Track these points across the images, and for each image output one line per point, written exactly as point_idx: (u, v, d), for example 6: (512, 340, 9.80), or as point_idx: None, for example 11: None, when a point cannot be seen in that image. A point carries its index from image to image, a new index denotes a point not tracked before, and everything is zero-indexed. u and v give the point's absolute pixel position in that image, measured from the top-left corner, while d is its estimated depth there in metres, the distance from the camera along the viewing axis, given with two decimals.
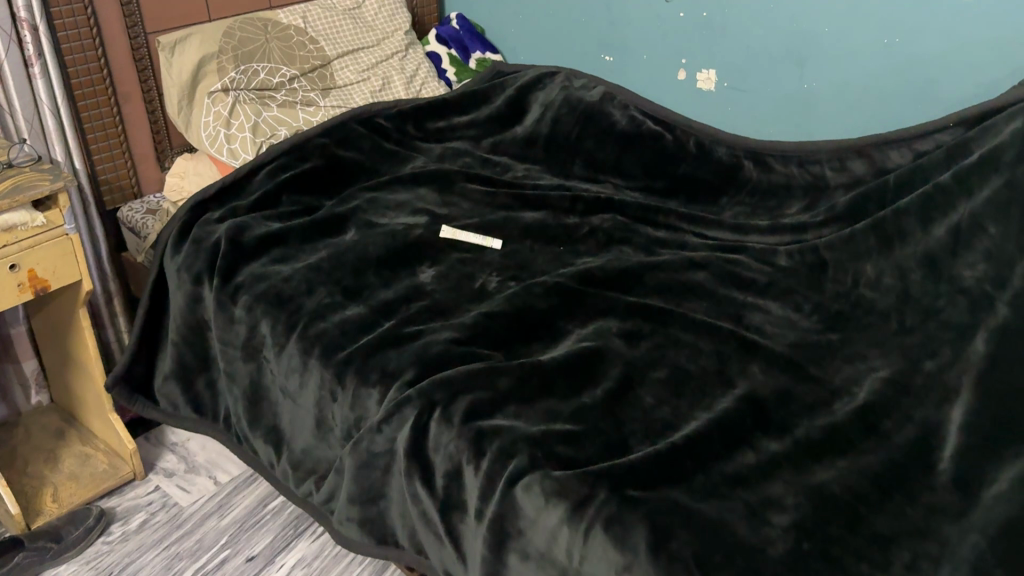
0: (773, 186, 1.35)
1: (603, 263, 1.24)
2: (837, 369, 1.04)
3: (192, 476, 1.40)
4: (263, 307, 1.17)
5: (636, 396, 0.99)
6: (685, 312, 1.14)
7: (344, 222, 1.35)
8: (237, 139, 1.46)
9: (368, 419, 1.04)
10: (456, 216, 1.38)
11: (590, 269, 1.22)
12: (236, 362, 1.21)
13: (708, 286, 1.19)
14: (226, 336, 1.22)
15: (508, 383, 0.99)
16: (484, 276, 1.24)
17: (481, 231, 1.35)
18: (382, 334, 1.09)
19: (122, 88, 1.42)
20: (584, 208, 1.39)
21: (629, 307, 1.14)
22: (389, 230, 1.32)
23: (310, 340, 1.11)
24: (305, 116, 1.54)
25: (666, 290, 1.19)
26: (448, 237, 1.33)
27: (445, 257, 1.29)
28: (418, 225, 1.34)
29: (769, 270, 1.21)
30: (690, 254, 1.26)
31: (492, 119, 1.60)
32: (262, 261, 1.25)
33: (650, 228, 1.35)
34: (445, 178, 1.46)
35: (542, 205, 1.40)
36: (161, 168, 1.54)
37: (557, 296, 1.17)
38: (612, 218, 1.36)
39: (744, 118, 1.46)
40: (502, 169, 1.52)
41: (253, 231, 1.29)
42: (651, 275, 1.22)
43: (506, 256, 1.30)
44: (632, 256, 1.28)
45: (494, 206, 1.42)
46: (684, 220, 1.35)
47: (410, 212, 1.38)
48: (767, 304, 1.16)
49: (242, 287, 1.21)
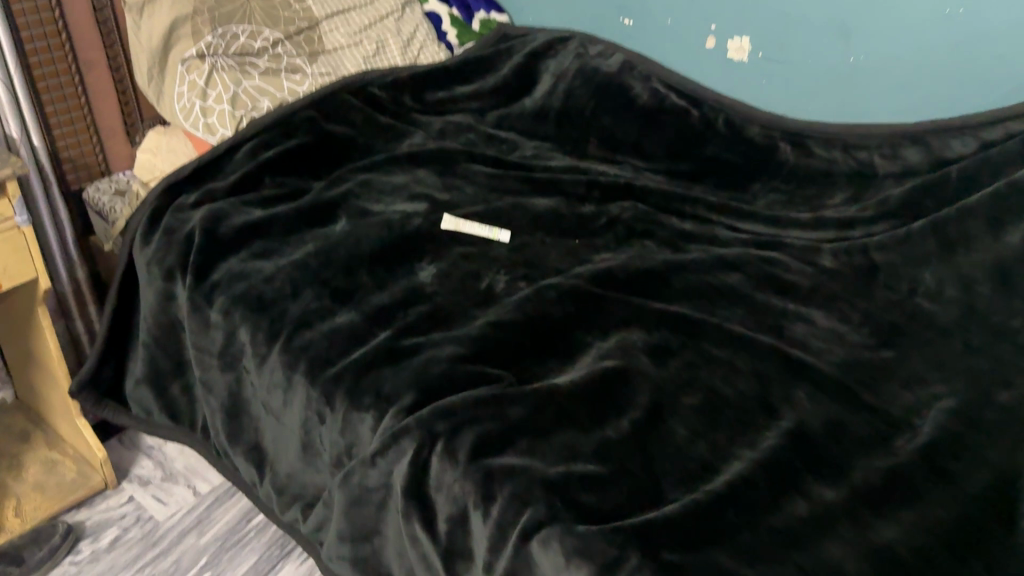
0: (813, 172, 1.22)
1: (623, 261, 1.11)
2: (894, 395, 0.92)
3: (168, 485, 1.28)
4: (242, 312, 1.04)
5: (666, 428, 0.86)
6: (718, 321, 1.01)
7: (332, 209, 1.21)
8: (214, 112, 1.31)
9: (361, 448, 0.92)
10: (458, 203, 1.25)
11: (608, 268, 1.09)
12: (213, 371, 1.08)
13: (742, 290, 1.06)
14: (200, 341, 1.08)
15: (521, 413, 0.86)
16: (490, 275, 1.11)
17: (486, 221, 1.21)
18: (376, 348, 0.96)
19: (84, 54, 1.26)
20: (600, 195, 1.25)
21: (655, 315, 1.01)
22: (383, 220, 1.18)
23: (295, 352, 0.98)
24: (290, 86, 1.39)
25: (695, 296, 1.06)
26: (450, 228, 1.19)
27: (446, 251, 1.15)
28: (417, 214, 1.20)
29: (811, 271, 1.08)
30: (722, 252, 1.13)
31: (498, 90, 1.45)
32: (241, 256, 1.11)
33: (674, 219, 1.21)
34: (445, 158, 1.32)
35: (553, 191, 1.27)
36: (131, 143, 1.39)
37: (572, 302, 1.04)
38: (631, 207, 1.22)
39: (779, 95, 1.31)
40: (509, 147, 1.38)
41: (230, 221, 1.16)
42: (678, 276, 1.09)
43: (515, 251, 1.16)
44: (656, 251, 1.14)
45: (501, 191, 1.28)
46: (711, 210, 1.21)
47: (407, 198, 1.24)
48: (810, 313, 1.03)
49: (219, 287, 1.08)
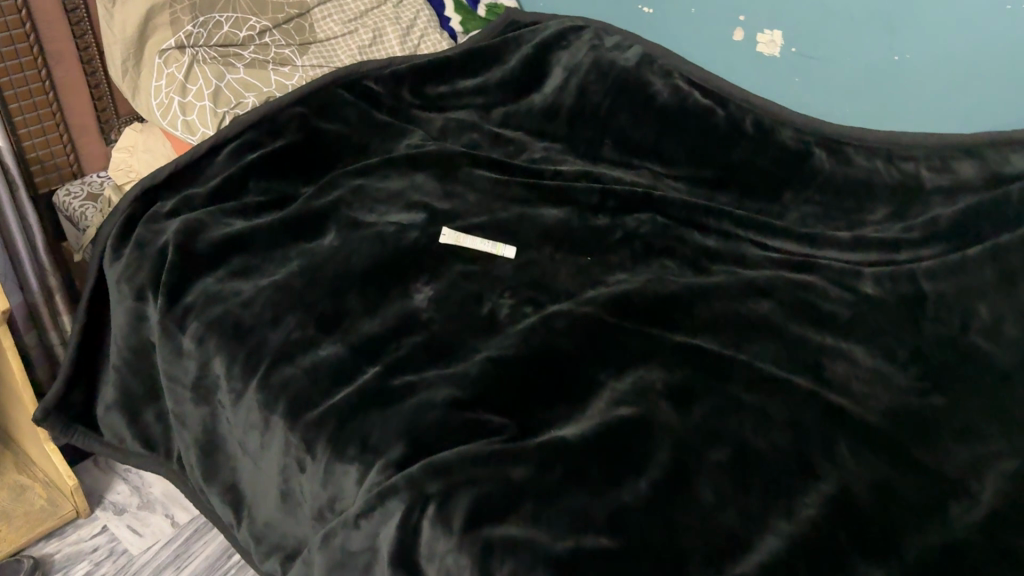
0: (852, 182, 1.11)
1: (640, 283, 1.00)
2: (949, 450, 0.82)
3: (145, 515, 1.19)
4: (218, 341, 0.94)
5: (690, 491, 0.76)
6: (746, 359, 0.90)
7: (321, 220, 1.10)
8: (194, 110, 1.20)
9: (344, 503, 0.82)
10: (459, 213, 1.13)
11: (623, 293, 0.98)
12: (187, 404, 0.98)
13: (773, 321, 0.96)
14: (173, 370, 0.98)
15: (524, 473, 0.75)
16: (493, 298, 1.00)
17: (489, 234, 1.10)
18: (363, 388, 0.85)
19: (51, 46, 1.15)
20: (615, 206, 1.14)
21: (676, 350, 0.91)
22: (377, 233, 1.07)
23: (273, 391, 0.88)
24: (278, 79, 1.27)
25: (720, 328, 0.95)
26: (449, 242, 1.08)
27: (445, 268, 1.04)
28: (414, 226, 1.10)
29: (851, 299, 0.98)
30: (751, 275, 1.02)
31: (505, 84, 1.34)
32: (218, 274, 1.01)
33: (697, 234, 1.10)
34: (446, 161, 1.20)
35: (564, 200, 1.15)
36: (105, 141, 1.28)
37: (584, 333, 0.93)
38: (649, 220, 1.11)
39: (815, 95, 1.19)
40: (517, 149, 1.26)
41: (209, 234, 1.05)
42: (701, 304, 0.98)
43: (520, 269, 1.05)
44: (677, 273, 1.03)
45: (506, 200, 1.16)
46: (738, 224, 1.10)
47: (403, 208, 1.13)
48: (851, 350, 0.93)
49: (193, 310, 0.97)
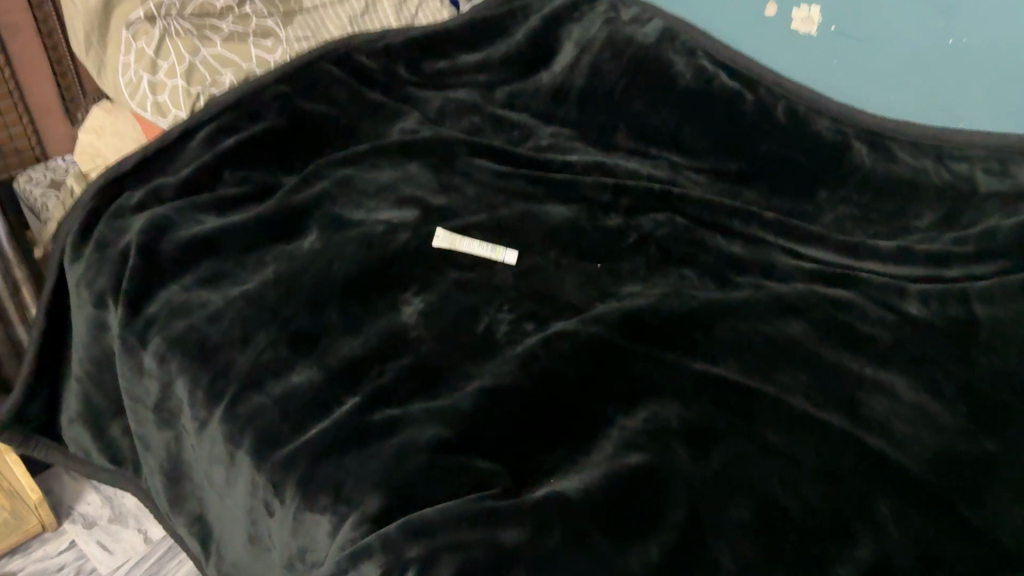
0: (896, 181, 1.00)
1: (655, 298, 0.90)
2: (1004, 508, 0.72)
3: (116, 529, 1.11)
4: (180, 360, 0.84)
5: (708, 558, 0.65)
6: (774, 391, 0.80)
7: (300, 218, 0.99)
8: (165, 89, 1.08)
9: (315, 557, 0.72)
10: (455, 210, 1.02)
11: (634, 311, 0.88)
12: (150, 426, 0.89)
13: (804, 345, 0.85)
14: (134, 390, 0.89)
15: (517, 536, 0.65)
16: (490, 313, 0.90)
17: (488, 235, 0.99)
18: (338, 424, 0.75)
19: (5, 19, 1.02)
20: (628, 205, 1.03)
21: (694, 381, 0.80)
22: (363, 235, 0.97)
23: (239, 422, 0.78)
24: (259, 54, 1.15)
25: (744, 352, 0.84)
26: (444, 246, 0.97)
27: (438, 276, 0.93)
28: (404, 226, 0.99)
29: (893, 321, 0.88)
30: (780, 290, 0.91)
31: (509, 60, 1.22)
32: (186, 281, 0.90)
33: (719, 238, 0.98)
34: (444, 149, 1.09)
35: (572, 197, 1.04)
36: (70, 122, 1.17)
37: (589, 358, 0.82)
38: (665, 222, 1.00)
39: (854, 80, 1.07)
40: (521, 134, 1.15)
41: (177, 233, 0.95)
42: (723, 323, 0.87)
43: (522, 277, 0.95)
44: (697, 285, 0.92)
45: (508, 196, 1.05)
46: (765, 228, 0.99)
47: (393, 202, 1.02)
48: (891, 381, 0.82)
49: (155, 323, 0.87)
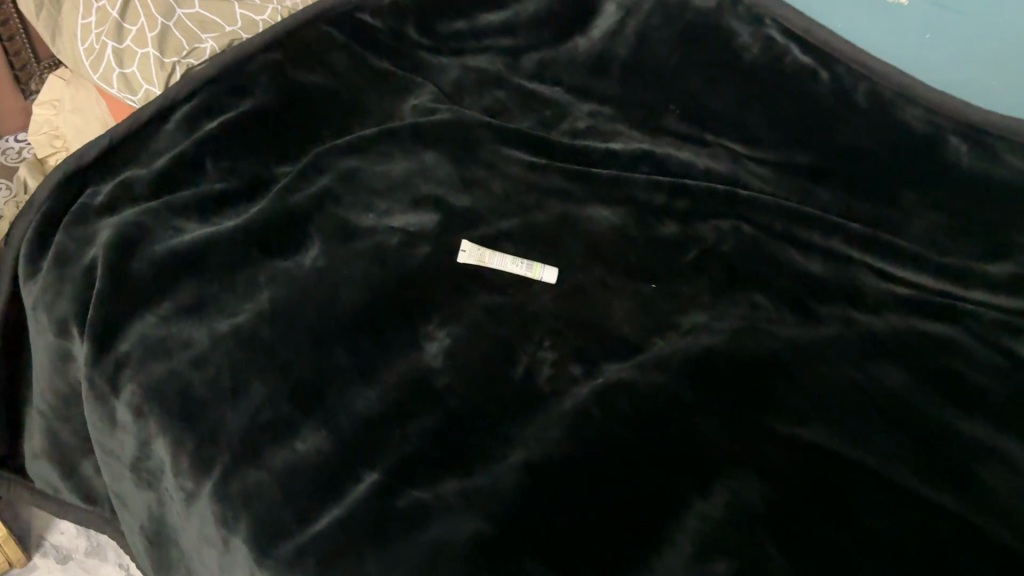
0: (1004, 189, 0.84)
1: (723, 337, 0.76)
2: None
3: (94, 564, 0.98)
4: (160, 416, 0.70)
5: None
6: (872, 464, 0.68)
7: (298, 224, 0.84)
8: (134, 59, 0.88)
9: None
10: (481, 214, 0.87)
11: (700, 355, 0.74)
12: (127, 484, 0.75)
13: (902, 399, 0.72)
14: (107, 441, 0.75)
15: None
16: (529, 352, 0.76)
17: (522, 247, 0.84)
18: (356, 514, 0.62)
19: None
20: (686, 210, 0.87)
21: (778, 452, 0.68)
22: (374, 248, 0.82)
23: (234, 503, 0.64)
24: (246, 14, 0.95)
25: (834, 409, 0.71)
26: (472, 263, 0.82)
27: (465, 301, 0.79)
28: (424, 237, 0.83)
29: (1007, 369, 0.75)
30: (869, 328, 0.78)
31: (539, 20, 1.02)
32: (164, 310, 0.75)
33: (795, 253, 0.85)
34: (466, 134, 0.93)
35: (618, 196, 0.88)
36: (23, 95, 0.99)
37: (652, 420, 0.69)
38: (729, 235, 0.86)
39: (951, 63, 0.90)
40: (555, 115, 1.00)
41: (152, 247, 0.80)
42: (806, 371, 0.74)
43: (564, 302, 0.80)
44: (774, 318, 0.79)
45: (544, 195, 0.89)
46: (850, 242, 0.84)
47: (409, 205, 0.87)
48: (1007, 447, 0.70)
49: (130, 365, 0.73)
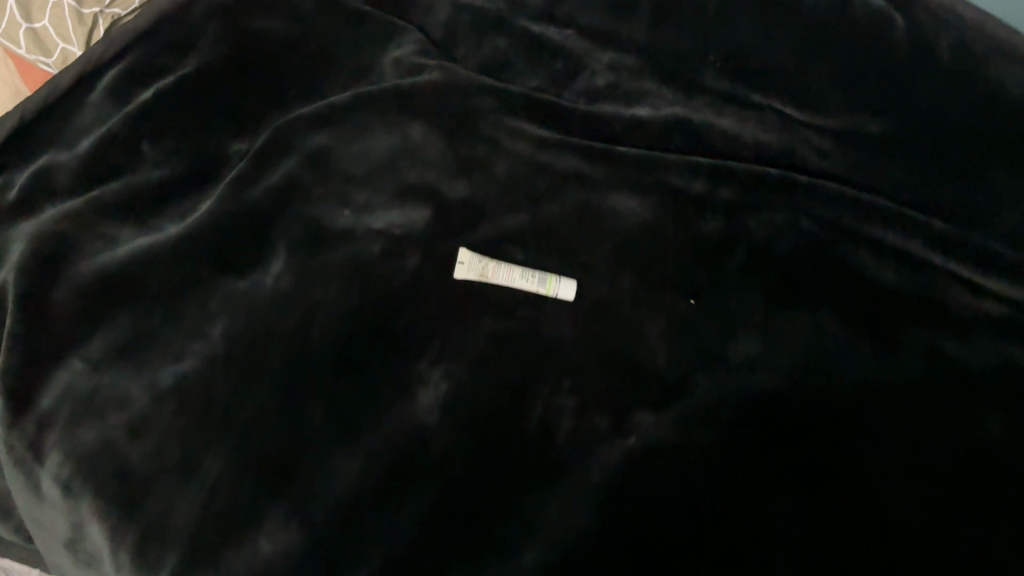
0: None
1: (778, 376, 0.63)
2: None
3: None
4: (93, 499, 0.56)
5: None
6: (964, 547, 0.56)
7: (256, 227, 0.68)
8: (44, 11, 0.73)
9: None
10: (481, 208, 0.71)
11: (753, 404, 0.62)
12: (63, 559, 0.62)
13: (995, 455, 0.60)
14: (35, 511, 0.61)
15: None
16: (545, 397, 0.62)
17: (532, 252, 0.69)
18: None
19: None
20: (730, 200, 0.72)
21: (848, 536, 0.56)
22: (351, 261, 0.66)
23: None
24: None
25: (912, 473, 0.59)
26: (473, 278, 0.67)
27: (464, 329, 0.64)
28: (412, 243, 0.68)
29: None
30: (958, 365, 0.64)
31: None
32: (95, 353, 0.61)
33: (863, 254, 0.70)
34: (461, 102, 0.76)
35: (648, 182, 0.73)
36: None
37: (695, 500, 0.57)
38: (781, 233, 0.70)
39: None
40: (567, 68, 0.82)
41: (78, 266, 0.65)
42: (879, 422, 0.61)
43: (584, 325, 0.66)
44: (840, 345, 0.65)
45: (558, 180, 0.73)
46: (927, 244, 0.70)
47: (393, 197, 0.71)
48: None
49: (53, 429, 0.59)
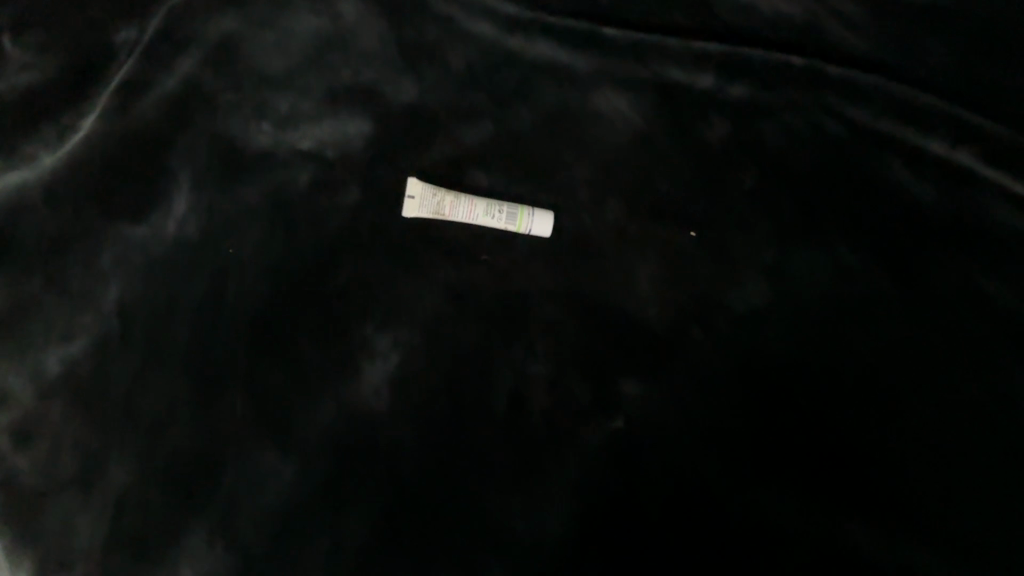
0: None
1: (787, 333, 0.54)
2: None
3: None
4: None
5: None
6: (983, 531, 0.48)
7: (151, 156, 0.54)
8: None
9: None
10: (433, 114, 0.58)
11: (756, 373, 0.52)
12: None
13: None
14: None
15: None
16: (515, 363, 0.52)
17: (498, 175, 0.57)
18: None
19: None
20: (742, 99, 0.59)
21: (852, 524, 0.49)
22: (272, 197, 0.54)
23: None
24: None
25: (935, 444, 0.51)
26: (426, 217, 0.54)
27: (417, 282, 0.53)
28: (349, 169, 0.55)
29: None
30: (1001, 309, 0.54)
31: None
32: None
33: (897, 166, 0.58)
34: None
35: (639, 77, 0.59)
36: None
37: (682, 485, 0.49)
38: (799, 143, 0.58)
39: None
40: None
41: None
42: (900, 382, 0.52)
43: (562, 272, 0.55)
44: (862, 287, 0.55)
45: (529, 75, 0.59)
46: (980, 152, 0.57)
47: (322, 104, 0.57)
48: None
49: None
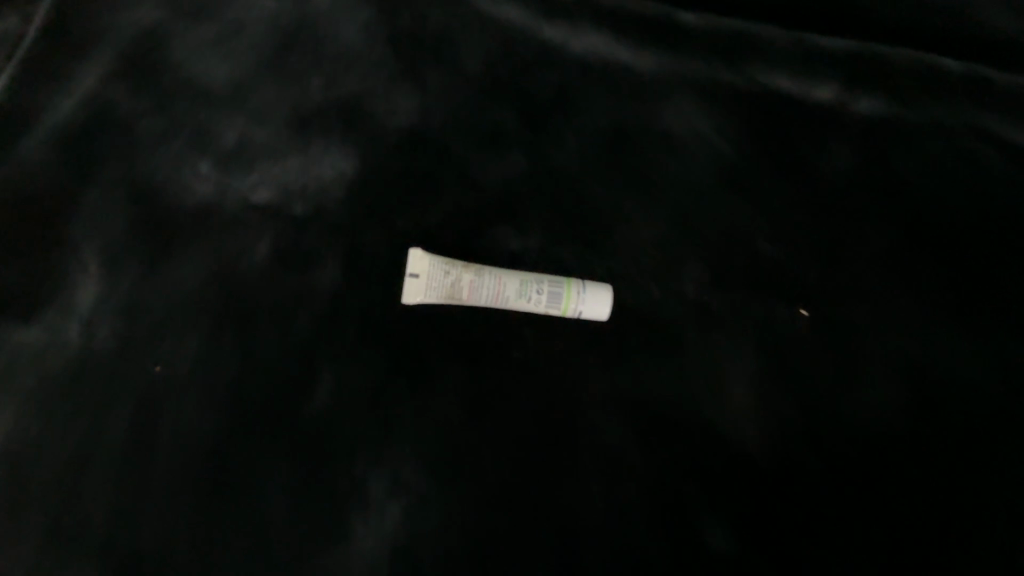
0: None
1: (945, 457, 0.37)
2: None
3: None
4: None
5: None
6: None
7: (40, 224, 0.38)
8: None
9: None
10: (440, 152, 0.42)
11: (902, 515, 0.36)
12: None
13: None
14: None
15: None
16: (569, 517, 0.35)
17: (533, 237, 0.41)
18: None
19: None
20: (863, 119, 0.45)
21: None
22: (216, 280, 0.38)
23: None
24: None
25: None
26: (435, 301, 0.38)
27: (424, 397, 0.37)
28: (326, 235, 0.39)
29: None
30: None
31: None
32: None
33: None
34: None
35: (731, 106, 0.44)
36: None
37: None
38: (939, 181, 0.44)
39: None
40: None
41: None
42: None
43: (628, 374, 0.39)
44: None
45: (569, 90, 0.44)
46: None
47: (284, 141, 0.41)
48: None
49: None
